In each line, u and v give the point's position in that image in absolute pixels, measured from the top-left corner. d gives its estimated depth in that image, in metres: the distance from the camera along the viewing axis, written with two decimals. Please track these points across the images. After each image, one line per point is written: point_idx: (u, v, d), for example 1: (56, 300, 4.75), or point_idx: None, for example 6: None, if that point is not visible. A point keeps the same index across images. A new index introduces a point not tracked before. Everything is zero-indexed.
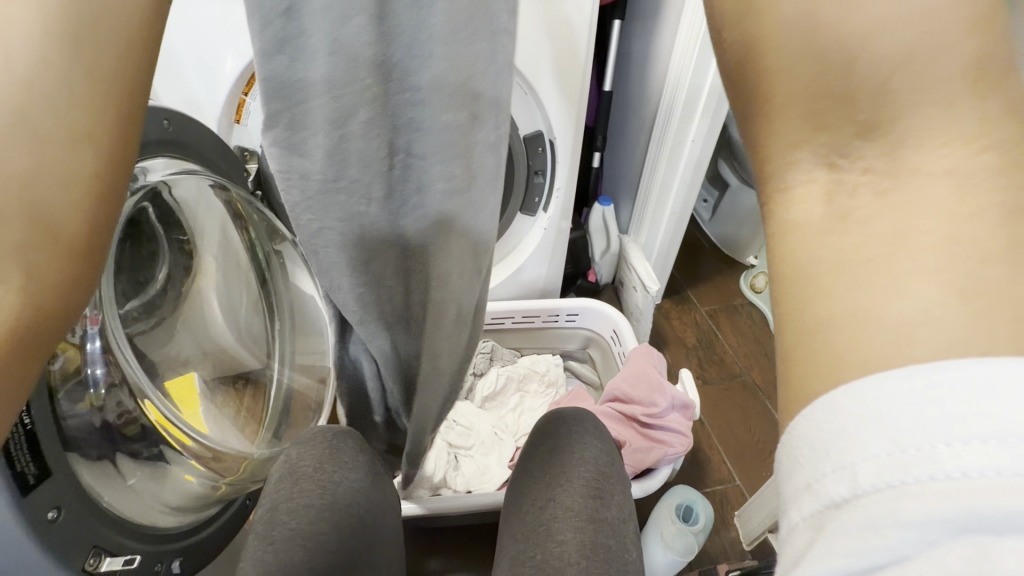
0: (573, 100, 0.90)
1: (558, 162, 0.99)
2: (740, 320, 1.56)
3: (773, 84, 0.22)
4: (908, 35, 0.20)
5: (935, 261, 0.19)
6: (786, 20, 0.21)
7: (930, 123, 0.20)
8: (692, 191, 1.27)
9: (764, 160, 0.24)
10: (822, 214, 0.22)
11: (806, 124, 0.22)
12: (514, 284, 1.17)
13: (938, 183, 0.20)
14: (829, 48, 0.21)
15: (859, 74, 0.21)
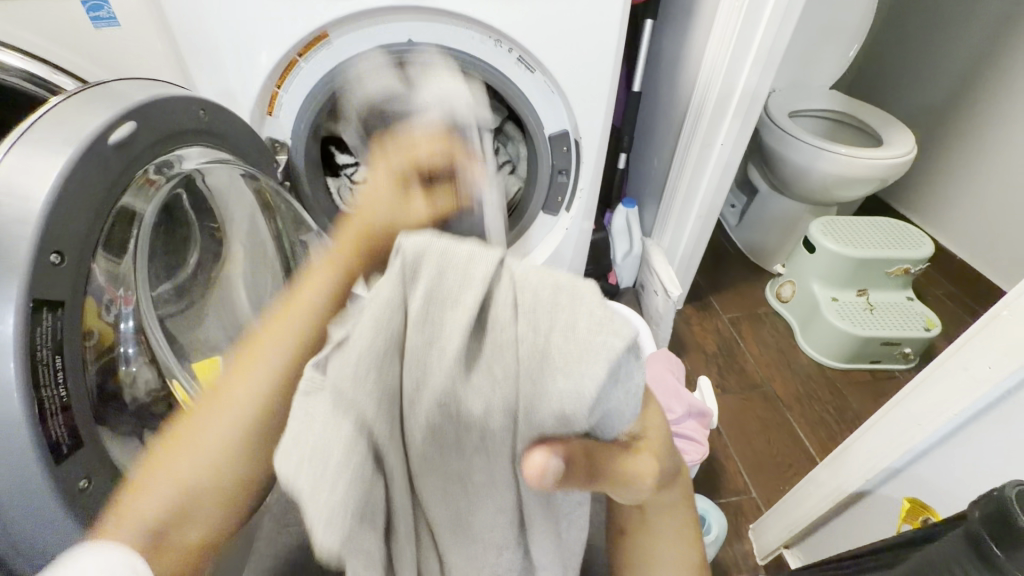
0: (603, 102, 0.90)
1: (584, 163, 0.99)
2: (764, 329, 1.52)
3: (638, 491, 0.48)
4: (673, 472, 0.46)
5: (686, 555, 0.51)
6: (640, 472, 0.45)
7: (678, 503, 0.49)
8: (717, 195, 1.25)
9: (640, 523, 0.51)
10: (667, 549, 0.51)
11: (650, 512, 0.50)
12: None
13: (683, 519, 0.51)
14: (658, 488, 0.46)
15: (663, 494, 0.47)
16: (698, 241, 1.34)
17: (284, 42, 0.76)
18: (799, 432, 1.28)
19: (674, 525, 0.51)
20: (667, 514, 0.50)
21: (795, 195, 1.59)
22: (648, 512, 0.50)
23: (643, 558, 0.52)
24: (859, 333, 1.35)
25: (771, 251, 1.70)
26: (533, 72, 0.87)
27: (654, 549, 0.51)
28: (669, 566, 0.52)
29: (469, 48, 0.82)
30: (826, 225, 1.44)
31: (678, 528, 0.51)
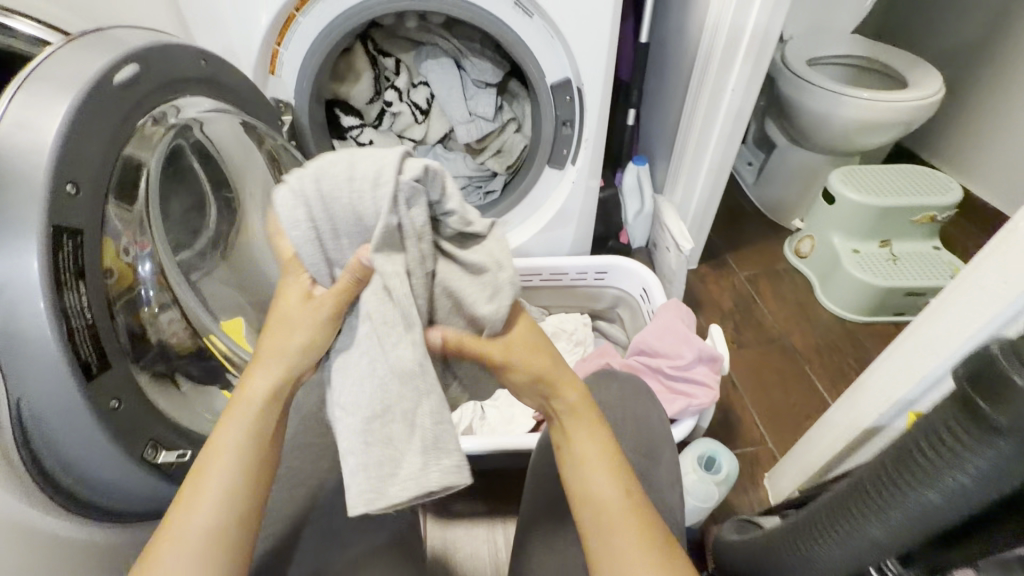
0: (604, 48, 0.88)
1: (587, 114, 0.97)
2: (782, 285, 1.49)
3: (555, 403, 0.54)
4: (566, 374, 0.54)
5: (612, 476, 0.51)
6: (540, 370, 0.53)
7: (586, 416, 0.54)
8: (730, 145, 1.22)
9: (571, 450, 0.53)
10: (604, 471, 0.51)
11: (569, 435, 0.53)
12: (543, 243, 1.17)
13: (595, 438, 0.53)
14: (555, 394, 0.53)
15: (565, 404, 0.54)
16: (712, 195, 1.32)
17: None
18: (817, 385, 1.26)
19: (602, 446, 0.52)
20: (588, 434, 0.53)
21: (814, 147, 1.53)
22: (569, 433, 0.53)
23: (575, 482, 0.52)
24: (881, 285, 1.31)
25: (789, 208, 1.66)
26: (532, 17, 0.85)
27: (590, 472, 0.51)
28: (611, 495, 0.50)
29: None
30: (844, 174, 1.39)
31: (599, 448, 0.52)
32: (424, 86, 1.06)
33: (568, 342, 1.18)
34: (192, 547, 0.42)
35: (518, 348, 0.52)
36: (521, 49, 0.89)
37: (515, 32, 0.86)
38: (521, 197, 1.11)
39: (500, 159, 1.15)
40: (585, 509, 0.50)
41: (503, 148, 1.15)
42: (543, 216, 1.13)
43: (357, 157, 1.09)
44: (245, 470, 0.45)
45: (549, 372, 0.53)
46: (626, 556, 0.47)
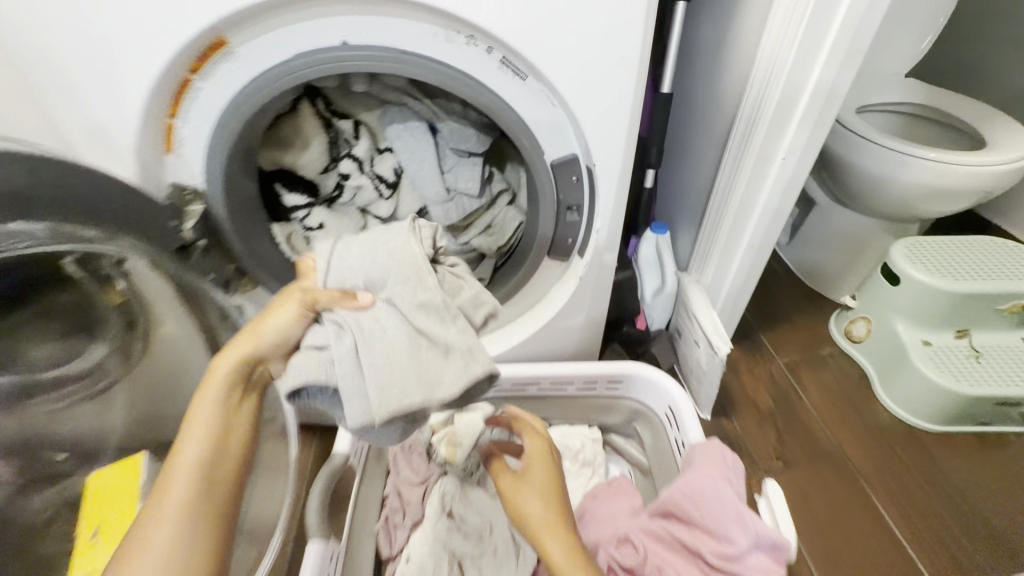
0: (624, 118, 0.65)
1: (598, 198, 0.74)
2: (831, 376, 1.23)
3: (533, 520, 0.66)
4: (544, 500, 0.67)
5: None
6: (529, 500, 0.67)
7: (560, 541, 0.62)
8: (775, 222, 0.97)
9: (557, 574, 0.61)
10: None
11: (560, 547, 0.62)
12: (540, 343, 0.93)
13: (564, 553, 0.61)
14: (536, 508, 0.67)
15: (538, 524, 0.65)
16: (750, 275, 1.07)
17: (160, 57, 0.54)
18: (889, 522, 0.99)
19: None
20: (558, 553, 0.62)
21: (864, 210, 1.29)
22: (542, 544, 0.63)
23: (510, 483, 0.71)
24: (963, 391, 1.06)
25: (832, 277, 1.40)
26: (524, 78, 0.62)
27: None
28: None
29: (430, 50, 0.58)
30: (910, 247, 1.15)
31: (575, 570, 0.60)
32: (388, 152, 0.82)
33: (574, 462, 0.95)
34: (151, 557, 0.46)
35: (526, 500, 0.68)
36: (509, 118, 0.65)
37: (501, 97, 0.63)
38: (514, 291, 0.88)
39: (488, 238, 0.91)
40: (512, 496, 0.70)
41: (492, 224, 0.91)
42: (542, 313, 0.90)
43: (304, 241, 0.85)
44: (217, 435, 0.53)
45: (523, 513, 0.66)
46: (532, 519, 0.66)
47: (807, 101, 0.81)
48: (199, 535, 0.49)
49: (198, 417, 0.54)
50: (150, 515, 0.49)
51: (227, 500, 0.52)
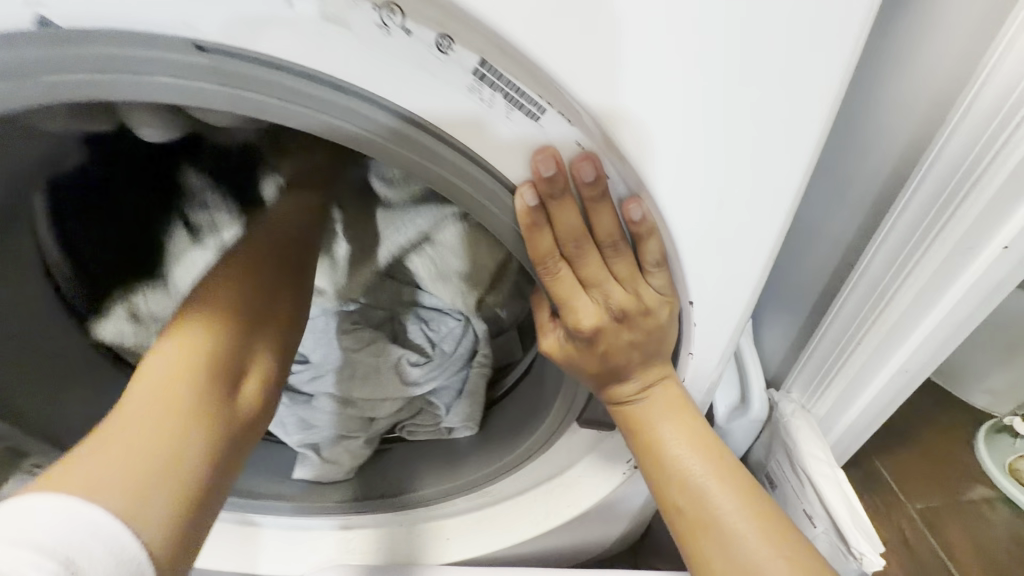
0: (774, 213, 0.28)
1: (691, 354, 0.36)
2: (992, 540, 0.83)
3: (728, 554, 0.36)
4: (743, 526, 0.36)
5: None
6: (717, 491, 0.37)
7: (749, 529, 0.36)
8: (954, 336, 0.59)
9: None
10: None
11: (759, 539, 0.36)
12: (559, 536, 0.57)
13: (779, 566, 0.35)
14: (719, 518, 0.36)
15: (723, 530, 0.36)
16: (890, 404, 0.68)
17: None
18: None
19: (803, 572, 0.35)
20: (776, 569, 0.35)
21: None
22: (728, 568, 0.36)
23: (671, 482, 0.37)
24: None
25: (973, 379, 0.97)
26: (534, 117, 0.25)
27: None
28: None
29: (294, 55, 0.23)
30: None
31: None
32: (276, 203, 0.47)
33: None
34: (101, 470, 0.34)
35: (705, 472, 0.37)
36: (497, 205, 0.29)
37: (476, 160, 0.27)
38: (514, 462, 0.52)
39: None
40: (699, 533, 0.36)
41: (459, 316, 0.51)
42: (560, 498, 0.53)
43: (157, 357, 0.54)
44: (190, 409, 0.36)
45: (701, 518, 0.36)
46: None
47: None
48: (147, 477, 0.34)
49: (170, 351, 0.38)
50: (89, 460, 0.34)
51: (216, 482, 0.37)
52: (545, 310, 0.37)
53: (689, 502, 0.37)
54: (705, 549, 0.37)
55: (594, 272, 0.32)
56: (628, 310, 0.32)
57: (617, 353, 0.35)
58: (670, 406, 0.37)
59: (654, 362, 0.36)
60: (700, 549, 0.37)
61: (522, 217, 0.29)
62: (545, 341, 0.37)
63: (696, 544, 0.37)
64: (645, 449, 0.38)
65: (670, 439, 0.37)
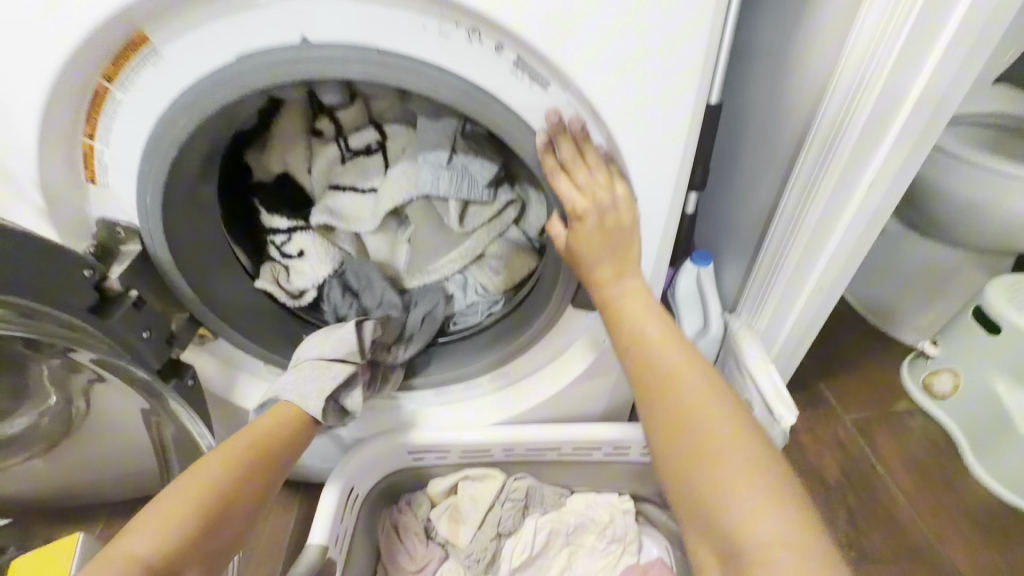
0: (679, 141, 0.49)
1: (642, 239, 0.58)
2: (909, 440, 1.03)
3: (641, 333, 0.56)
4: (646, 320, 0.57)
5: (692, 378, 0.54)
6: (635, 302, 0.57)
7: (650, 321, 0.57)
8: (852, 259, 0.79)
9: (646, 348, 0.56)
10: (704, 391, 0.53)
11: (658, 327, 0.57)
12: (560, 405, 0.78)
13: (664, 338, 0.56)
14: (636, 315, 0.57)
15: (637, 322, 0.57)
16: (816, 319, 0.89)
17: (52, 69, 0.42)
18: None
19: (678, 345, 0.56)
20: (665, 341, 0.56)
21: (950, 240, 1.05)
22: (640, 343, 0.56)
23: (606, 298, 0.58)
24: None
25: (901, 318, 1.18)
26: (540, 82, 0.46)
27: (679, 376, 0.54)
28: (702, 388, 0.53)
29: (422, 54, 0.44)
30: (1012, 288, 0.95)
31: (678, 350, 0.55)
32: (379, 153, 0.68)
33: (600, 537, 0.82)
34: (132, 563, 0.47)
35: (630, 289, 0.57)
36: (519, 135, 0.49)
37: (508, 106, 0.48)
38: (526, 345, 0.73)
39: (492, 280, 0.77)
40: (653, 383, 0.55)
41: (497, 261, 0.76)
42: (561, 372, 0.75)
43: (283, 269, 0.73)
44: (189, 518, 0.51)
45: (627, 316, 0.57)
46: (710, 421, 0.51)
47: (908, 117, 0.64)
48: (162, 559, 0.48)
49: (255, 430, 0.60)
50: (132, 527, 0.49)
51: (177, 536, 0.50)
52: (554, 221, 0.57)
53: (616, 306, 0.57)
54: (626, 335, 0.57)
55: (584, 181, 0.51)
56: (605, 204, 0.52)
57: (600, 240, 0.54)
58: (625, 270, 0.57)
59: (626, 251, 0.57)
60: (622, 335, 0.57)
61: (540, 148, 0.50)
62: (555, 240, 0.57)
63: (622, 335, 0.57)
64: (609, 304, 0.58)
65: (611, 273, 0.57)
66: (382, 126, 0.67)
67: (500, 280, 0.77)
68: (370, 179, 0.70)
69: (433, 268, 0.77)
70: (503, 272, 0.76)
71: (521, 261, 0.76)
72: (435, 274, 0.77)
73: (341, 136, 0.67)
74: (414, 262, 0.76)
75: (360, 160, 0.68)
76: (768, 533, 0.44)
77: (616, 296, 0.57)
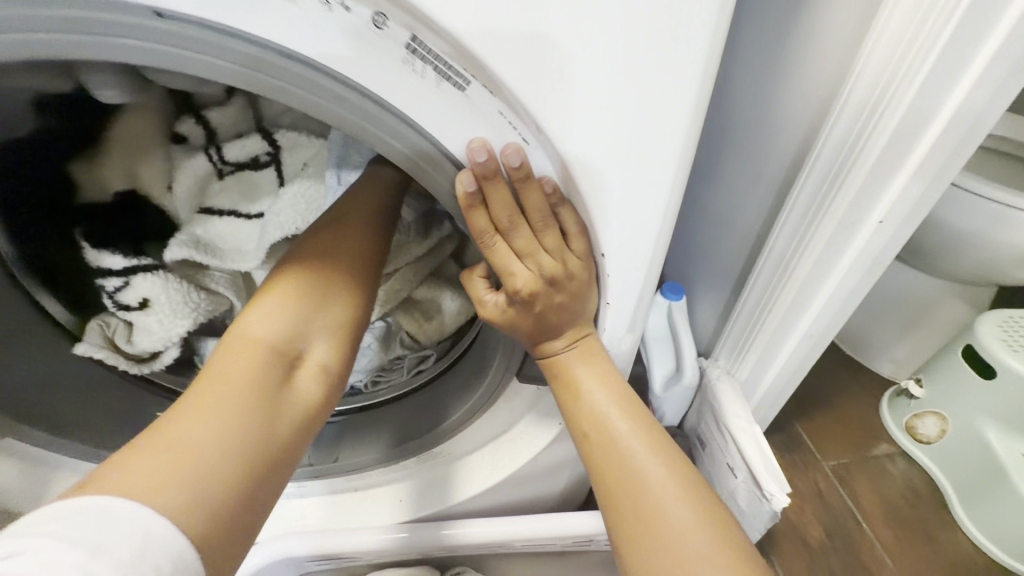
0: (664, 179, 0.34)
1: (607, 305, 0.42)
2: (896, 492, 0.94)
3: (603, 440, 0.42)
4: (616, 421, 0.42)
5: (677, 510, 0.40)
6: (599, 392, 0.43)
7: (621, 423, 0.42)
8: (849, 304, 0.67)
9: (606, 460, 0.42)
10: (693, 528, 0.39)
11: (632, 430, 0.42)
12: (506, 491, 0.61)
13: (638, 448, 0.42)
14: (597, 413, 0.42)
15: (600, 424, 0.42)
16: (800, 370, 0.77)
17: None
18: None
19: (661, 457, 0.42)
20: (644, 458, 0.41)
21: (934, 270, 0.96)
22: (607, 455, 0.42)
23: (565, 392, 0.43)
24: None
25: (880, 351, 1.09)
26: (450, 79, 0.29)
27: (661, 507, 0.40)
28: (689, 527, 0.39)
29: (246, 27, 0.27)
30: (1006, 328, 0.86)
31: (661, 468, 0.41)
32: (271, 168, 0.52)
33: None
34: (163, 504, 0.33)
35: (598, 381, 0.43)
36: (420, 158, 0.32)
37: (400, 112, 0.31)
38: (464, 422, 0.56)
39: (421, 330, 0.60)
40: (621, 492, 0.41)
41: (430, 306, 0.61)
42: (506, 455, 0.58)
43: (124, 326, 0.53)
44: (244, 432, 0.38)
45: (592, 418, 0.42)
46: (697, 561, 0.38)
47: (934, 142, 0.51)
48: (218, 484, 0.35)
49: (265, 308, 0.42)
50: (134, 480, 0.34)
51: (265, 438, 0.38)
52: (480, 283, 0.41)
53: (574, 397, 0.43)
54: (586, 435, 0.43)
55: (526, 243, 0.36)
56: (557, 275, 0.37)
57: (552, 318, 0.40)
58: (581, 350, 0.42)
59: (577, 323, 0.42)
60: (581, 435, 0.43)
61: (462, 199, 0.34)
62: (482, 309, 0.41)
63: (584, 435, 0.43)
64: (567, 388, 0.43)
65: (573, 362, 0.42)
66: (274, 134, 0.51)
67: (432, 327, 0.61)
68: (257, 199, 0.53)
69: None
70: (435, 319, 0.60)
71: (457, 306, 0.60)
72: None
73: (212, 143, 0.51)
74: None
75: (244, 176, 0.52)
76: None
77: (570, 381, 0.43)
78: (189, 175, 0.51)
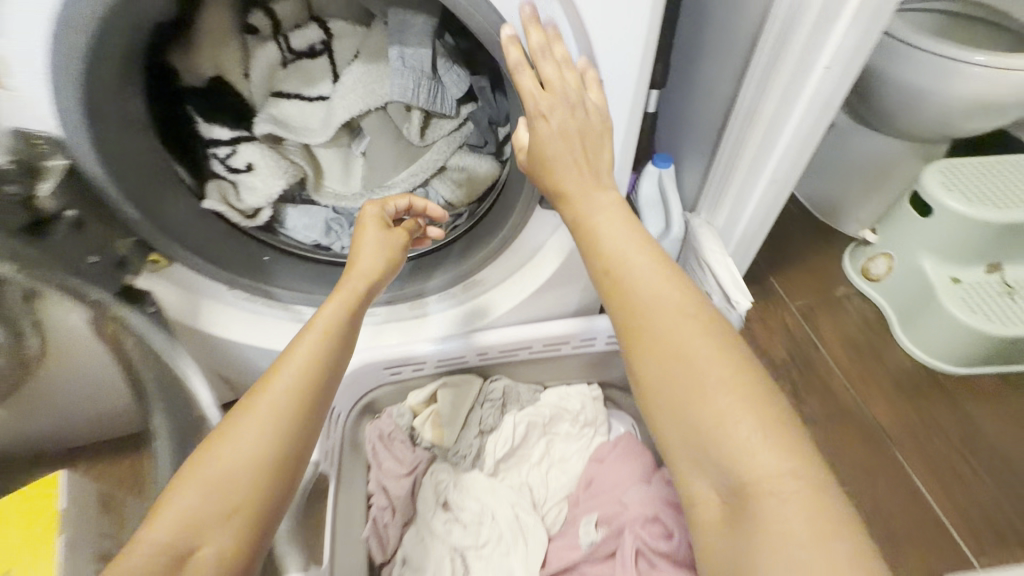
0: (641, 9, 0.50)
1: (608, 123, 0.60)
2: (850, 322, 1.13)
3: (612, 254, 0.50)
4: (619, 243, 0.49)
5: (677, 313, 0.46)
6: (604, 218, 0.51)
7: (623, 238, 0.50)
8: (807, 149, 0.80)
9: (612, 270, 0.49)
10: (695, 329, 0.45)
11: (635, 245, 0.49)
12: (532, 308, 0.80)
13: (640, 262, 0.48)
14: (602, 230, 0.51)
15: (606, 247, 0.50)
16: (769, 215, 0.91)
17: None
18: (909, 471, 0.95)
19: (660, 268, 0.48)
20: (643, 269, 0.48)
21: (893, 130, 1.10)
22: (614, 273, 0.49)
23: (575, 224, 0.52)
24: (994, 332, 0.98)
25: (846, 211, 1.24)
26: None
27: (660, 311, 0.46)
28: (686, 328, 0.45)
29: None
30: (947, 172, 1.01)
31: (660, 277, 0.48)
32: (325, 55, 0.64)
33: (573, 424, 0.88)
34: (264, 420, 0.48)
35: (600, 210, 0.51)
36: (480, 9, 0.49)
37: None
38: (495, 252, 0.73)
39: (453, 193, 0.76)
40: (627, 305, 0.48)
41: (459, 173, 0.75)
42: (531, 275, 0.76)
43: (232, 186, 0.69)
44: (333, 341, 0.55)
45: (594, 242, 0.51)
46: (700, 357, 0.44)
47: None
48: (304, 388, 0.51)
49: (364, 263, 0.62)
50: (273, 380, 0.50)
51: (320, 428, 0.52)
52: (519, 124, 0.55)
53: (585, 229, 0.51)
54: (594, 257, 0.51)
55: (551, 74, 0.51)
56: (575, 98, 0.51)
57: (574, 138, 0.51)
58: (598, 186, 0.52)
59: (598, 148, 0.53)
60: (590, 259, 0.51)
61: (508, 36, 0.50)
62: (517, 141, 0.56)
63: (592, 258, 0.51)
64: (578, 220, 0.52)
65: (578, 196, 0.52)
66: (325, 23, 0.62)
67: (460, 191, 0.76)
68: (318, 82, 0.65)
69: (394, 181, 0.74)
70: (464, 184, 0.76)
71: (483, 169, 0.74)
72: (397, 188, 0.74)
73: (280, 34, 0.62)
74: (374, 176, 0.75)
75: (307, 64, 0.64)
76: (762, 494, 0.39)
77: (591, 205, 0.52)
78: (262, 61, 0.62)
